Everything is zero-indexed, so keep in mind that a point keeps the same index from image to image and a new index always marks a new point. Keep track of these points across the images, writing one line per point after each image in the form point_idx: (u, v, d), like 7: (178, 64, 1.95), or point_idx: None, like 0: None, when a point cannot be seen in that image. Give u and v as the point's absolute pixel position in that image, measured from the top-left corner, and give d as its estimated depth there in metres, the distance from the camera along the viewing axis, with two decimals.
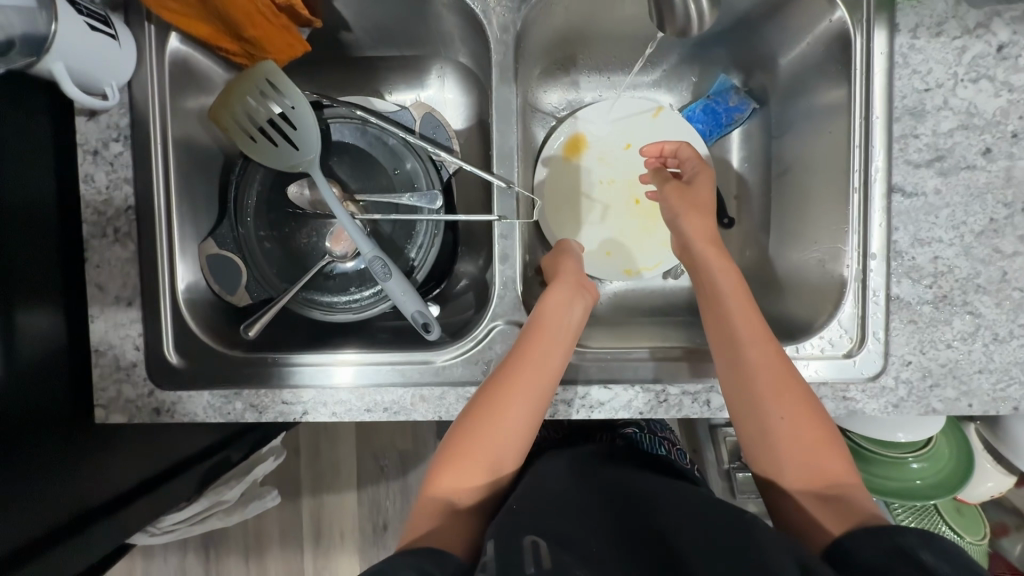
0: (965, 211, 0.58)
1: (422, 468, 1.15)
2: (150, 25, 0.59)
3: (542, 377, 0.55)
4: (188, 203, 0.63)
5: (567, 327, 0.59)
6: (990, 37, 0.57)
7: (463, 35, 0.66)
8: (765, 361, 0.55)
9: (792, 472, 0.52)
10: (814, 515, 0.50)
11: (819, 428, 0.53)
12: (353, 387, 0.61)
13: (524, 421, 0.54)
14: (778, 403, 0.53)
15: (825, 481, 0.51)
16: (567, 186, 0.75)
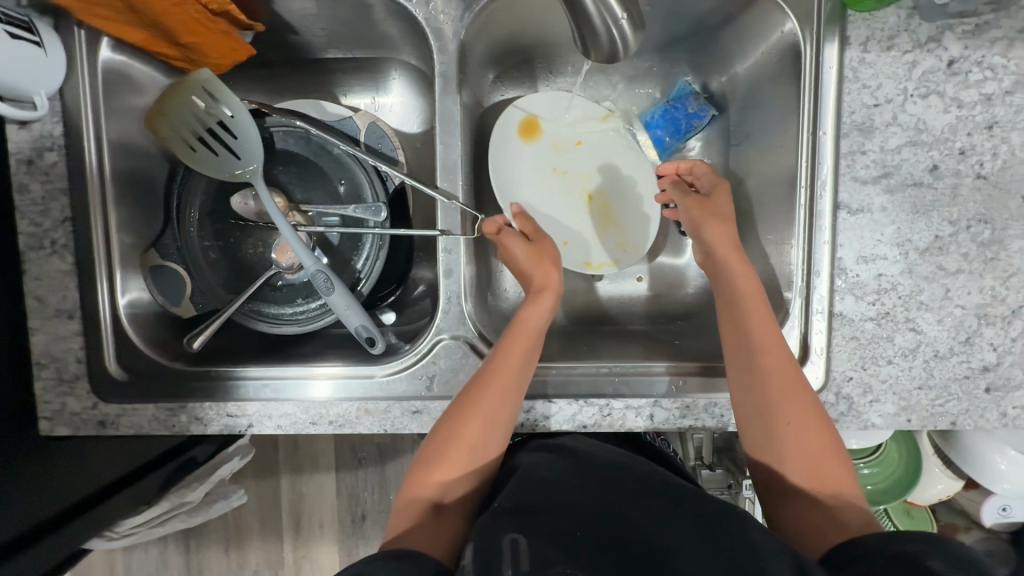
0: (911, 229, 0.58)
1: (401, 462, 1.15)
2: (81, 31, 0.57)
3: (509, 388, 0.54)
4: (128, 212, 0.62)
5: (531, 332, 0.58)
6: (941, 52, 0.56)
7: (413, 42, 0.65)
8: (774, 371, 0.54)
9: (794, 476, 0.52)
10: (811, 521, 0.50)
11: (817, 436, 0.53)
12: (329, 401, 0.60)
13: (496, 433, 0.54)
14: (782, 411, 0.53)
15: (828, 489, 0.51)
16: (520, 175, 0.70)
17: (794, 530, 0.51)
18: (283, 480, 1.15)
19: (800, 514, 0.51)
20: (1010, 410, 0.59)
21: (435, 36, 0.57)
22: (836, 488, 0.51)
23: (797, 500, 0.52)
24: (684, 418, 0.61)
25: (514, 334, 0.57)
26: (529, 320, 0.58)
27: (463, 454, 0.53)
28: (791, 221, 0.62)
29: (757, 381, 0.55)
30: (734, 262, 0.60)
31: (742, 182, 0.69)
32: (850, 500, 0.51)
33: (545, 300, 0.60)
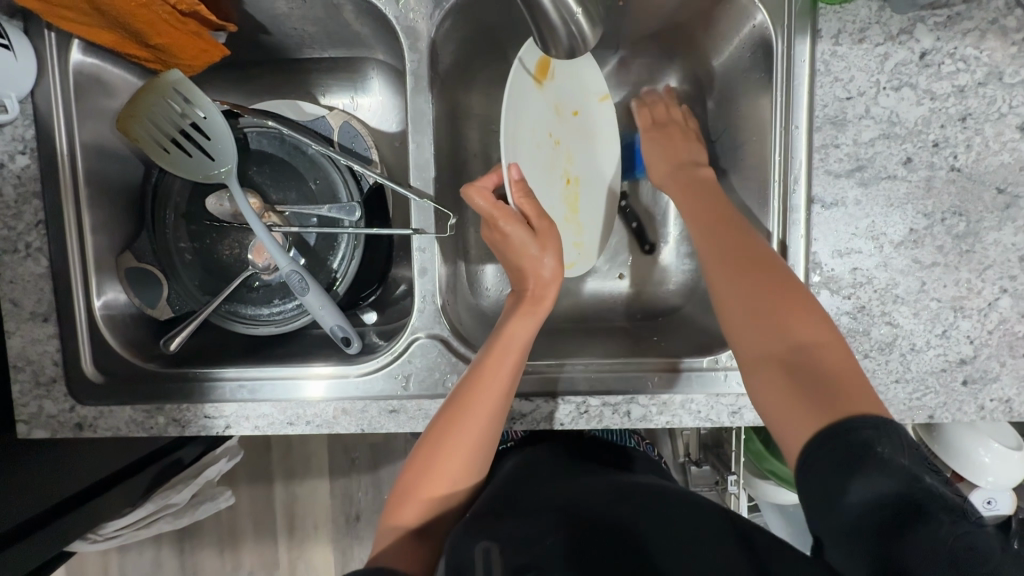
0: (885, 222, 0.58)
1: (393, 461, 1.15)
2: (51, 34, 0.57)
3: (490, 410, 0.52)
4: (103, 214, 0.62)
5: (519, 347, 0.54)
6: (913, 44, 0.56)
7: (387, 41, 0.65)
8: (735, 276, 0.52)
9: (758, 350, 0.48)
10: (783, 404, 0.45)
11: (795, 306, 0.48)
12: (324, 401, 0.60)
13: (477, 454, 0.53)
14: (747, 281, 0.51)
15: (795, 343, 0.47)
16: (527, 128, 0.60)
17: (773, 425, 0.46)
18: (277, 481, 1.14)
19: (772, 406, 0.46)
20: (987, 402, 0.59)
21: (406, 34, 0.57)
22: (820, 360, 0.46)
23: (768, 381, 0.47)
24: (662, 414, 0.61)
25: (499, 351, 0.54)
26: (517, 335, 0.55)
27: (444, 475, 0.52)
28: (766, 216, 0.62)
29: (722, 288, 0.52)
30: (721, 232, 0.55)
31: (720, 177, 0.69)
32: (856, 398, 0.43)
33: (540, 309, 0.57)
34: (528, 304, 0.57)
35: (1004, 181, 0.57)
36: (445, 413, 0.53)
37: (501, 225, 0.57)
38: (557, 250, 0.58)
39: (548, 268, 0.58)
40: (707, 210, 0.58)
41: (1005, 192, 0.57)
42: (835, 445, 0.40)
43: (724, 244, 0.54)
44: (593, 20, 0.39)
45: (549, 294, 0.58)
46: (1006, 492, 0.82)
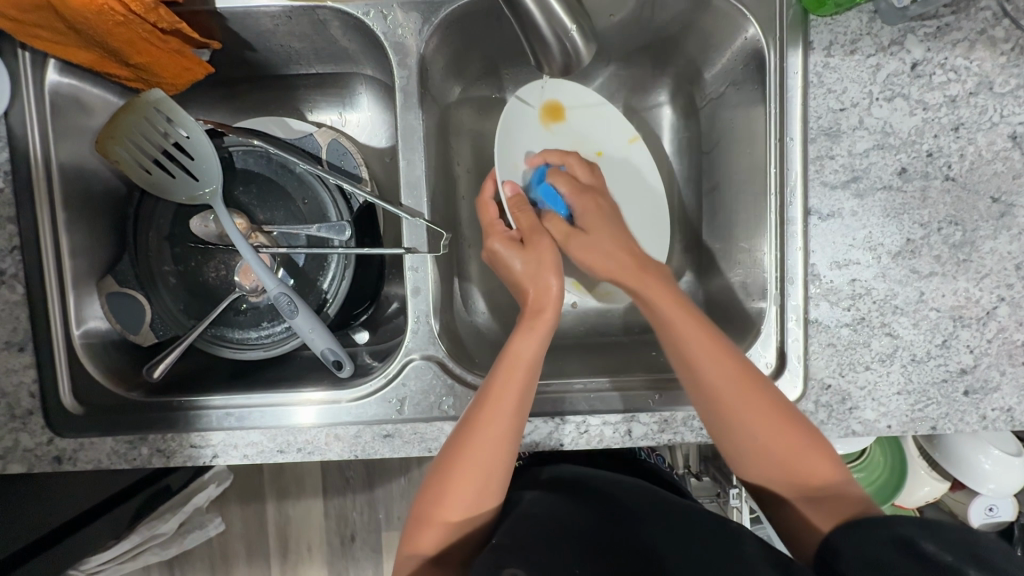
0: (882, 232, 0.58)
1: (389, 478, 1.12)
2: (26, 54, 0.55)
3: (500, 431, 0.50)
4: (82, 238, 0.60)
5: (527, 365, 0.52)
6: (904, 55, 0.56)
7: (375, 57, 0.64)
8: (748, 420, 0.51)
9: (779, 487, 0.51)
10: (809, 531, 0.49)
11: (804, 450, 0.50)
12: (316, 427, 0.58)
13: (494, 477, 0.50)
14: (753, 426, 0.51)
15: (816, 481, 0.50)
16: (532, 159, 0.67)
17: (795, 545, 0.50)
18: (270, 503, 1.11)
19: (799, 531, 0.50)
20: (990, 412, 0.59)
21: (395, 49, 0.56)
22: (838, 491, 0.49)
23: (795, 510, 0.50)
24: (663, 432, 0.60)
25: (505, 370, 0.52)
26: (523, 352, 0.52)
27: (460, 503, 0.49)
28: (763, 228, 0.61)
29: (733, 430, 0.51)
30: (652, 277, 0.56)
31: (714, 190, 0.69)
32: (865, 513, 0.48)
33: (541, 321, 0.54)
34: (529, 318, 0.55)
35: (998, 191, 0.57)
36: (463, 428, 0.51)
37: (493, 240, 0.59)
38: (548, 262, 0.56)
39: (526, 273, 0.56)
40: (640, 279, 0.56)
41: (1000, 201, 0.57)
42: (864, 541, 0.43)
43: (712, 371, 0.52)
44: (587, 35, 0.39)
45: (552, 307, 0.55)
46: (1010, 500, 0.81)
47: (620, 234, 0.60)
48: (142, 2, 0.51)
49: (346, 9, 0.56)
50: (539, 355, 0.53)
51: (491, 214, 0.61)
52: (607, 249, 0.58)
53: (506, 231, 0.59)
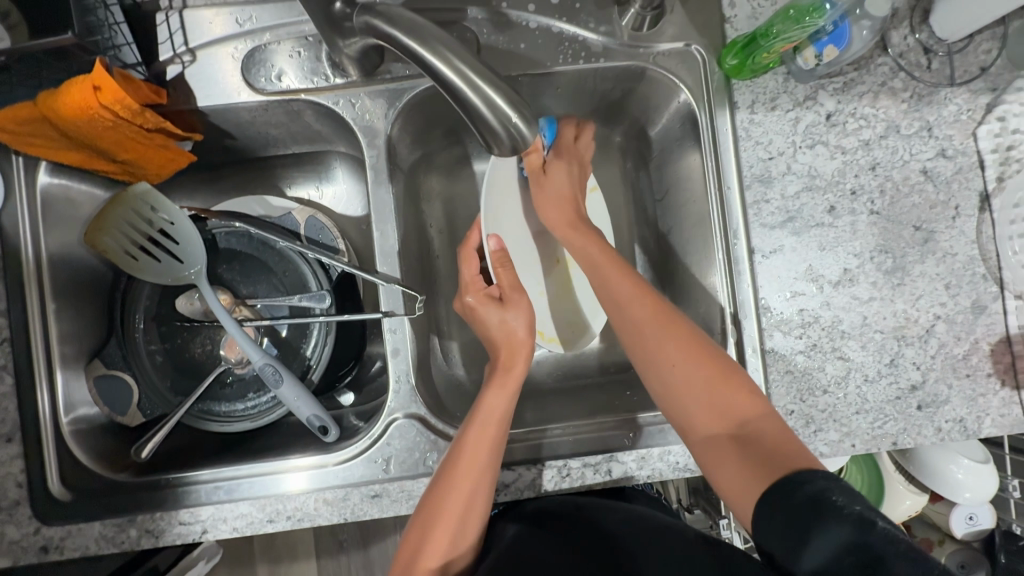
0: (821, 264, 0.63)
1: (384, 539, 1.10)
2: (19, 158, 0.59)
3: (475, 485, 0.53)
4: (70, 325, 0.62)
5: (500, 419, 0.55)
6: (819, 108, 0.63)
7: (346, 138, 0.69)
8: (671, 348, 0.56)
9: (705, 429, 0.54)
10: (732, 473, 0.50)
11: (729, 385, 0.54)
12: (302, 494, 0.59)
13: (473, 521, 0.53)
14: (679, 363, 0.55)
15: (738, 422, 0.53)
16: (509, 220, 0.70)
17: (729, 495, 0.50)
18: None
19: (724, 474, 0.51)
20: (943, 423, 0.62)
21: (364, 133, 0.62)
22: (762, 432, 0.51)
23: (719, 456, 0.52)
24: (642, 469, 0.62)
25: (478, 426, 0.55)
26: (496, 407, 0.56)
27: (442, 544, 0.52)
28: (714, 267, 0.66)
29: (661, 365, 0.56)
30: (616, 280, 0.61)
31: (669, 234, 0.74)
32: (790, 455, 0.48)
33: (511, 379, 0.59)
34: (502, 374, 0.59)
35: (919, 220, 0.63)
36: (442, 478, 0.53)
37: (467, 295, 0.65)
38: (524, 312, 0.63)
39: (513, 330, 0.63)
40: (573, 224, 0.65)
41: (922, 229, 0.63)
42: (782, 502, 0.45)
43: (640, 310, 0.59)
44: (528, 119, 0.42)
45: (521, 362, 0.61)
46: (988, 507, 0.84)
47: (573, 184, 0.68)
48: (128, 108, 0.54)
49: (317, 100, 0.62)
50: (511, 411, 0.57)
51: (471, 270, 0.66)
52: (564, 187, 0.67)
53: (484, 288, 0.66)
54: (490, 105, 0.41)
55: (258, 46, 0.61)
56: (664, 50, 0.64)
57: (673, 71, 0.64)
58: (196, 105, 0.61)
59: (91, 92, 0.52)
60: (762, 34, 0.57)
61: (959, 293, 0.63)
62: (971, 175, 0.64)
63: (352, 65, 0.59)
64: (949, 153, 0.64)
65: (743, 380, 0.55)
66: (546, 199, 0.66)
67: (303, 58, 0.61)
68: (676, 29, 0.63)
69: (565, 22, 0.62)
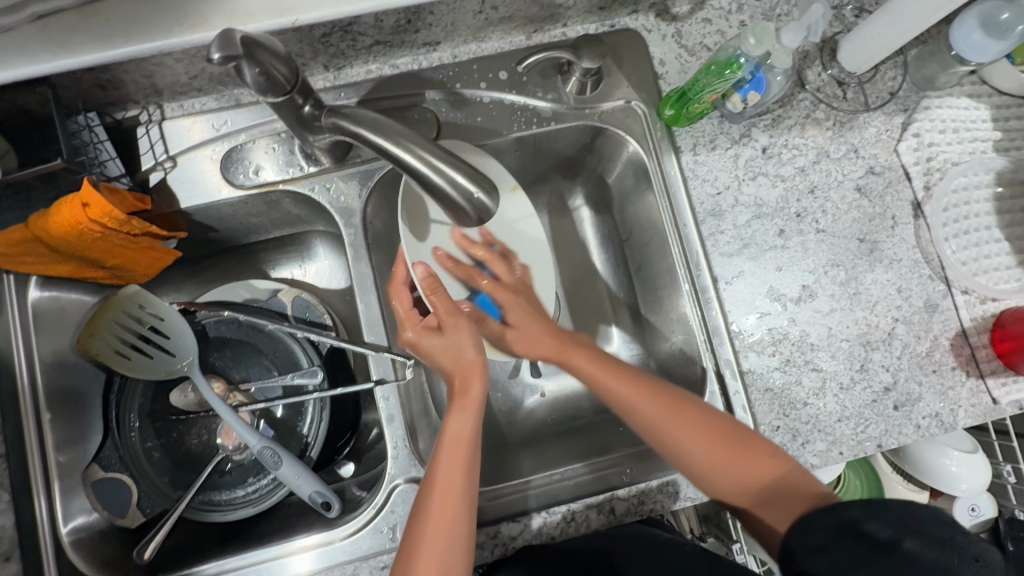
0: (781, 283, 0.67)
1: None
2: (10, 277, 0.61)
3: (456, 499, 0.54)
4: (64, 433, 0.63)
5: (465, 440, 0.57)
6: (754, 143, 0.69)
7: (323, 219, 0.73)
8: (693, 443, 0.58)
9: (733, 497, 0.59)
10: (764, 511, 0.58)
11: (752, 452, 0.58)
12: (310, 574, 0.59)
13: (456, 558, 0.53)
14: (700, 454, 0.58)
15: (761, 473, 0.58)
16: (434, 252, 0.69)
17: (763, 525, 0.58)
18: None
19: (759, 514, 0.58)
20: (921, 420, 0.65)
21: (341, 213, 0.66)
22: (787, 484, 0.57)
23: (758, 507, 0.58)
24: (644, 504, 0.63)
25: (448, 448, 0.56)
26: (459, 430, 0.57)
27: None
28: (682, 298, 0.70)
29: (689, 460, 0.58)
30: (607, 381, 0.62)
31: (636, 271, 0.78)
32: (794, 476, 0.57)
33: (470, 399, 0.59)
34: (458, 397, 0.59)
35: (862, 233, 0.69)
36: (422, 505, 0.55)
37: (405, 330, 0.61)
38: (468, 336, 0.61)
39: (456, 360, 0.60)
40: (560, 347, 0.66)
41: (866, 240, 0.68)
42: (815, 533, 0.51)
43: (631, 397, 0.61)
44: (488, 190, 0.46)
45: (477, 381, 0.60)
46: (986, 495, 0.87)
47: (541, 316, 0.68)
48: (116, 220, 0.58)
49: (295, 188, 0.66)
50: (474, 428, 0.58)
51: (404, 304, 0.62)
52: (540, 338, 0.66)
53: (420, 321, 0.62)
54: (453, 185, 0.45)
55: (235, 146, 0.65)
56: (608, 108, 0.70)
57: (619, 126, 0.70)
58: (180, 207, 0.64)
59: (81, 209, 0.56)
60: (691, 88, 0.63)
61: (911, 294, 0.68)
62: (901, 187, 0.70)
63: (325, 154, 0.63)
64: (877, 170, 0.70)
65: (740, 429, 0.59)
66: (527, 345, 0.67)
67: (278, 153, 0.65)
68: (616, 90, 0.70)
69: (514, 94, 0.68)
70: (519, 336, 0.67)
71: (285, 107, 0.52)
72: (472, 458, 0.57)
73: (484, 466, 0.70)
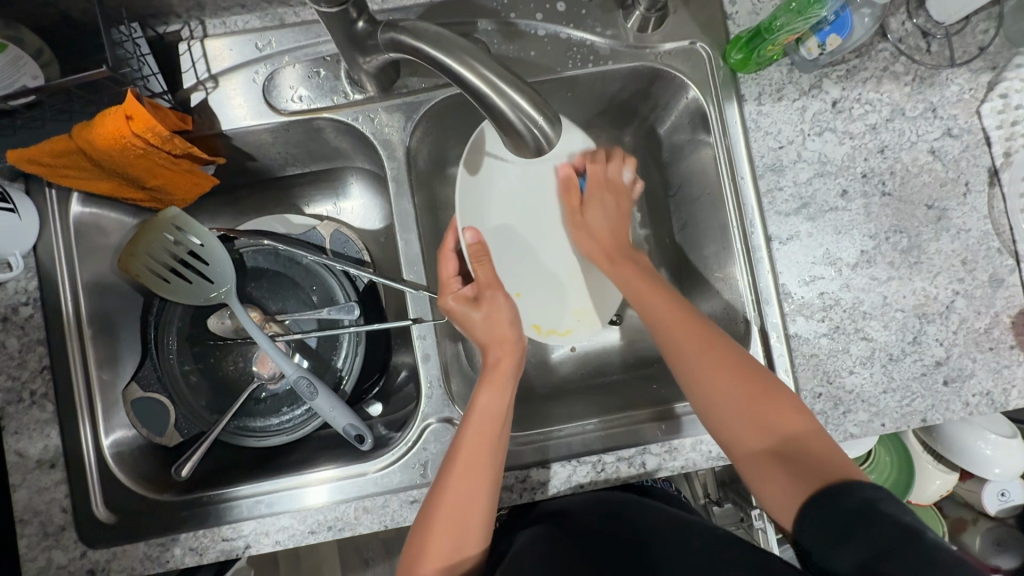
0: (838, 248, 0.64)
1: None
2: (52, 191, 0.61)
3: (486, 469, 0.53)
4: (105, 350, 0.64)
5: (497, 418, 0.55)
6: (824, 95, 0.65)
7: (363, 153, 0.71)
8: (698, 361, 0.56)
9: (744, 441, 0.53)
10: (778, 488, 0.49)
11: (769, 396, 0.53)
12: (340, 502, 0.60)
13: (475, 530, 0.52)
14: (699, 368, 0.55)
15: (781, 434, 0.52)
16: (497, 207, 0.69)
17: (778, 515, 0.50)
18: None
19: (770, 493, 0.50)
20: (971, 398, 0.63)
21: (383, 146, 0.64)
22: (800, 441, 0.51)
23: (763, 475, 0.51)
24: (675, 460, 0.63)
25: (477, 418, 0.55)
26: (492, 402, 0.56)
27: (444, 544, 0.51)
28: (732, 258, 0.67)
29: (709, 400, 0.55)
30: (675, 328, 0.58)
31: (681, 228, 0.76)
32: (829, 458, 0.49)
33: (501, 373, 0.58)
34: (490, 370, 0.58)
35: (930, 199, 0.64)
36: (445, 472, 0.54)
37: (445, 297, 0.60)
38: (504, 309, 0.61)
39: (489, 332, 0.60)
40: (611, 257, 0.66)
41: (934, 207, 0.64)
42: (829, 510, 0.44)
43: (698, 358, 0.56)
44: (551, 118, 0.43)
45: (509, 356, 0.59)
46: (1017, 482, 0.85)
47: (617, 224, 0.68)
48: (158, 136, 0.56)
49: (337, 117, 0.64)
50: (506, 407, 0.56)
51: (448, 268, 0.62)
52: (606, 224, 0.67)
53: (460, 289, 0.61)
54: (516, 109, 0.42)
55: (277, 69, 0.63)
56: (669, 49, 0.66)
57: (679, 69, 0.66)
58: (220, 130, 0.63)
59: (124, 121, 0.54)
60: (765, 28, 0.59)
61: (976, 268, 0.64)
62: (979, 152, 0.65)
63: (370, 81, 0.61)
64: (955, 132, 0.65)
65: (779, 387, 0.54)
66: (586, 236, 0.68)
67: (321, 78, 0.63)
68: (680, 29, 0.65)
69: (571, 28, 0.64)
70: (582, 230, 0.68)
71: (338, 21, 0.49)
72: (503, 436, 0.55)
73: (513, 413, 0.70)
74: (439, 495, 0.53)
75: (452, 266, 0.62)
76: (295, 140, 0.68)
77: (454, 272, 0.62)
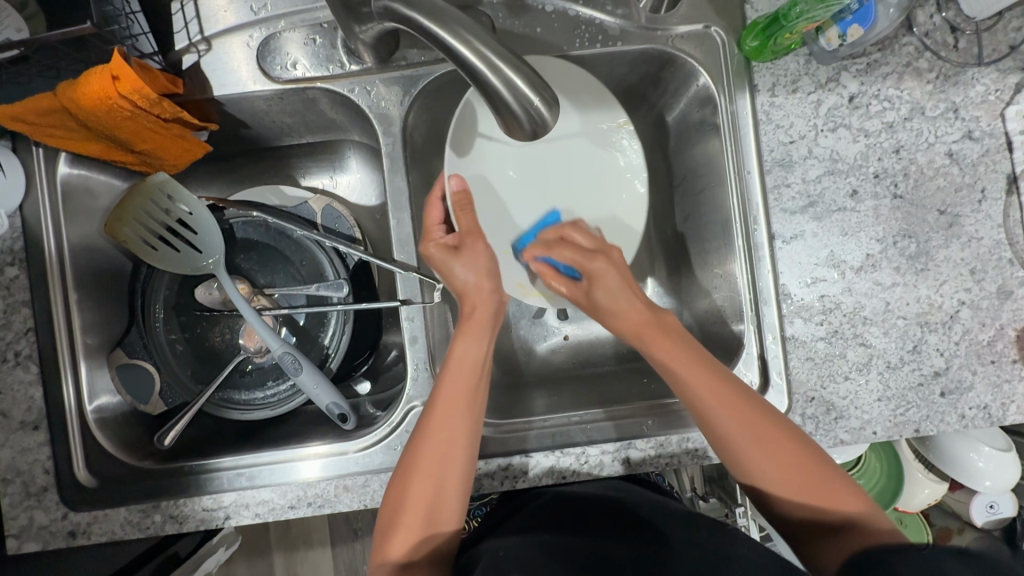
0: (843, 250, 0.62)
1: None
2: (39, 150, 0.59)
3: (459, 418, 0.53)
4: (91, 315, 0.63)
5: (474, 365, 0.55)
6: (842, 90, 0.62)
7: (359, 126, 0.69)
8: (742, 443, 0.52)
9: (795, 509, 0.51)
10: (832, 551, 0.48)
11: (807, 467, 0.51)
12: (320, 480, 0.60)
13: (454, 481, 0.52)
14: (756, 463, 0.51)
15: (827, 507, 0.50)
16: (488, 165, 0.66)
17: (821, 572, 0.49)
18: (277, 564, 1.05)
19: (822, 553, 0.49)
20: (967, 410, 0.61)
21: (380, 120, 0.62)
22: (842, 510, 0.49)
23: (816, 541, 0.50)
24: (660, 457, 0.62)
25: (453, 370, 0.54)
26: (469, 349, 0.55)
27: (422, 502, 0.51)
28: (733, 254, 0.65)
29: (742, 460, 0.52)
30: (699, 377, 0.53)
31: (684, 220, 0.74)
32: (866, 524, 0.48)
33: (476, 322, 0.57)
34: (466, 319, 0.57)
35: (944, 204, 0.62)
36: (420, 428, 0.53)
37: (427, 245, 0.58)
38: (480, 262, 0.58)
39: (467, 281, 0.57)
40: (644, 324, 0.57)
41: (947, 213, 0.62)
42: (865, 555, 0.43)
43: (710, 393, 0.53)
44: (548, 101, 0.41)
45: (485, 304, 0.58)
46: (1007, 495, 0.84)
47: (629, 296, 0.58)
48: (147, 98, 0.54)
49: (333, 88, 0.61)
50: (483, 353, 0.56)
51: (434, 216, 0.60)
52: (618, 300, 0.58)
53: (443, 237, 0.59)
54: (512, 92, 0.40)
55: (273, 33, 0.60)
56: (683, 32, 0.63)
57: (691, 54, 0.63)
58: (212, 94, 0.61)
59: (111, 82, 0.52)
60: (784, 15, 0.56)
61: (984, 278, 0.62)
62: (999, 157, 0.62)
63: (368, 51, 0.58)
64: (975, 135, 0.62)
65: (819, 458, 0.51)
66: (612, 312, 0.58)
67: (318, 45, 0.61)
68: (696, 11, 0.62)
69: (580, 5, 0.62)
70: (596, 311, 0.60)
71: None
72: (481, 387, 0.55)
73: (500, 399, 0.69)
74: (413, 454, 0.52)
75: (439, 215, 0.61)
76: (293, 110, 0.66)
77: (440, 220, 0.61)
